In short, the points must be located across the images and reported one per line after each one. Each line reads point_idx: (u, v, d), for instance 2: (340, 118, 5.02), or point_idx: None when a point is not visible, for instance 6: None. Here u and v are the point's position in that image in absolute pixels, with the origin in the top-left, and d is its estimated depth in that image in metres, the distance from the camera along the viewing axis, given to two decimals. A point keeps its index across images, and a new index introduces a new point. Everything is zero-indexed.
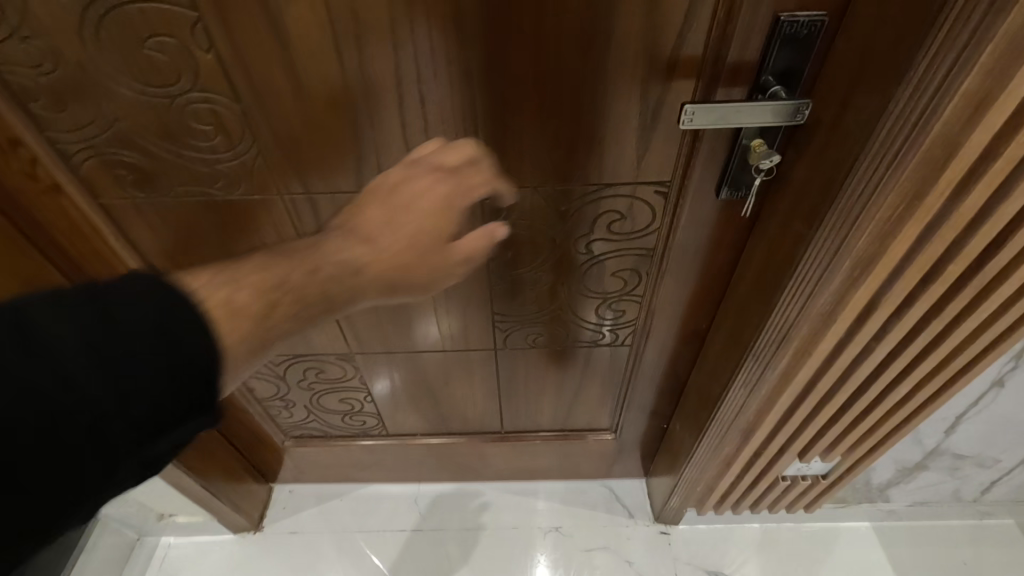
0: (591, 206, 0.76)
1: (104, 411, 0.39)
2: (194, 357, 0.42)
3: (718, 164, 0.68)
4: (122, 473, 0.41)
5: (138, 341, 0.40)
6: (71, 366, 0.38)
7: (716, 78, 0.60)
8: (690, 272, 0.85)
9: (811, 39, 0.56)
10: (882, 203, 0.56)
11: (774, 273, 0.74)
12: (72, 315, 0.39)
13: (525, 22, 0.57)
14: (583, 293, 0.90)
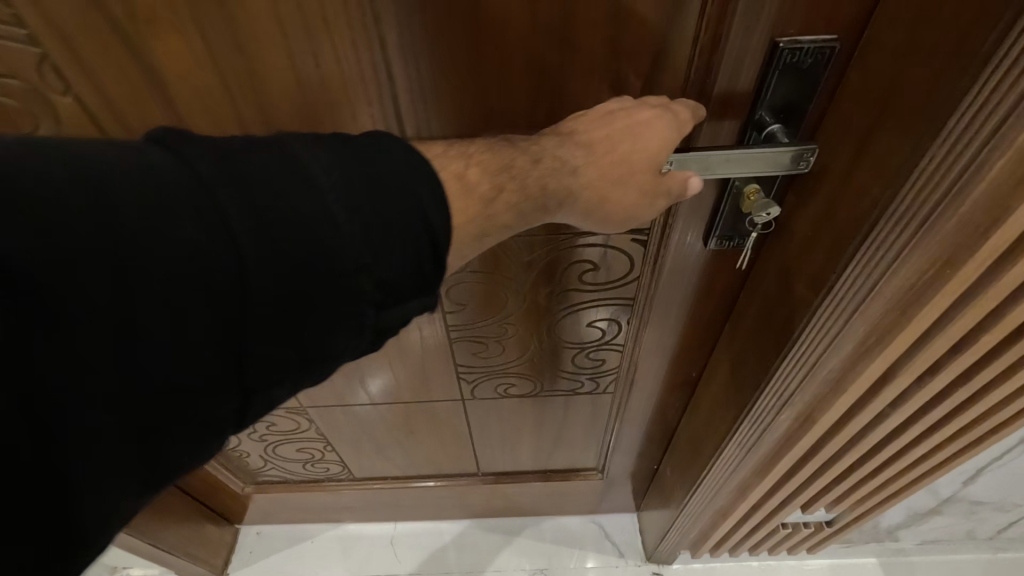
0: (559, 256, 0.65)
1: (313, 262, 0.34)
2: (436, 218, 0.37)
3: (708, 209, 0.57)
4: (300, 356, 0.36)
5: (364, 188, 0.36)
6: (327, 207, 0.35)
7: (701, 116, 0.49)
8: (677, 322, 0.74)
9: (818, 69, 0.45)
10: (898, 277, 0.45)
11: (768, 336, 0.64)
12: (315, 158, 0.36)
13: (460, 52, 0.45)
14: (557, 343, 0.80)
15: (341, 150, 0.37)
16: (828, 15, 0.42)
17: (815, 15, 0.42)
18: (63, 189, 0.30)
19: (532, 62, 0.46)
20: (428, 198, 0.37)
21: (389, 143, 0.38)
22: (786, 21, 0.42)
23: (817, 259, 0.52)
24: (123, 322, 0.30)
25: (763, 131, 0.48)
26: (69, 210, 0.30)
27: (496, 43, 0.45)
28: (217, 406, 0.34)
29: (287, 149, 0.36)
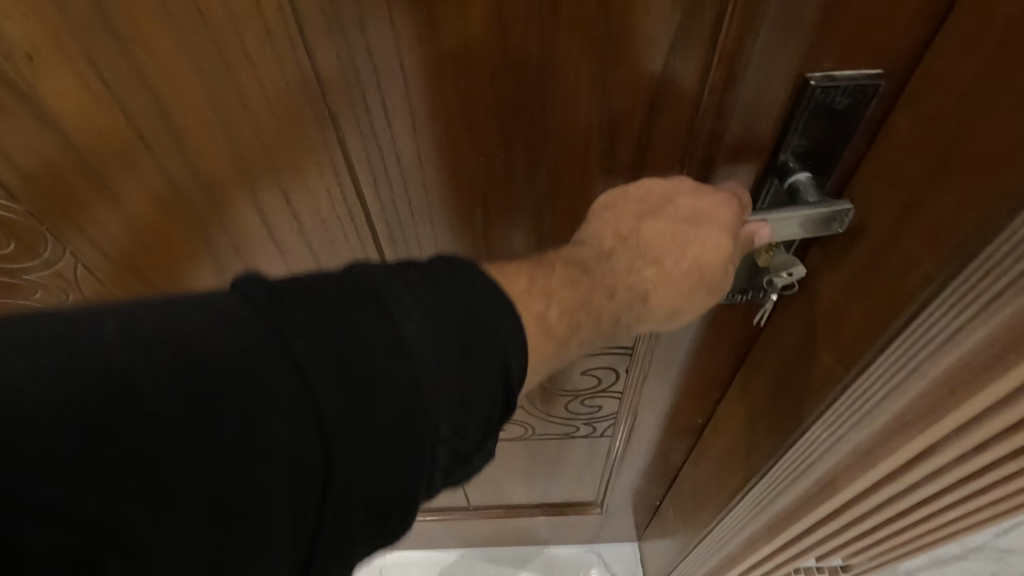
0: None
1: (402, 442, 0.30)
2: (519, 373, 0.35)
3: None
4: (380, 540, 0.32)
5: (454, 347, 0.32)
6: (430, 360, 0.31)
7: (712, 162, 0.41)
8: (681, 372, 0.66)
9: (857, 111, 0.36)
10: (940, 370, 0.37)
11: (777, 409, 0.56)
12: (407, 314, 0.31)
13: (419, 93, 0.37)
14: (549, 391, 0.72)
15: (427, 293, 0.33)
16: (872, 47, 0.34)
17: (855, 47, 0.34)
18: (132, 384, 0.26)
19: (507, 104, 0.38)
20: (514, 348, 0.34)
21: (475, 285, 0.34)
22: (817, 54, 0.34)
23: (840, 337, 0.44)
24: (200, 543, 0.26)
25: (787, 183, 0.40)
26: (141, 413, 0.26)
27: (462, 83, 0.37)
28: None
29: (376, 298, 0.31)
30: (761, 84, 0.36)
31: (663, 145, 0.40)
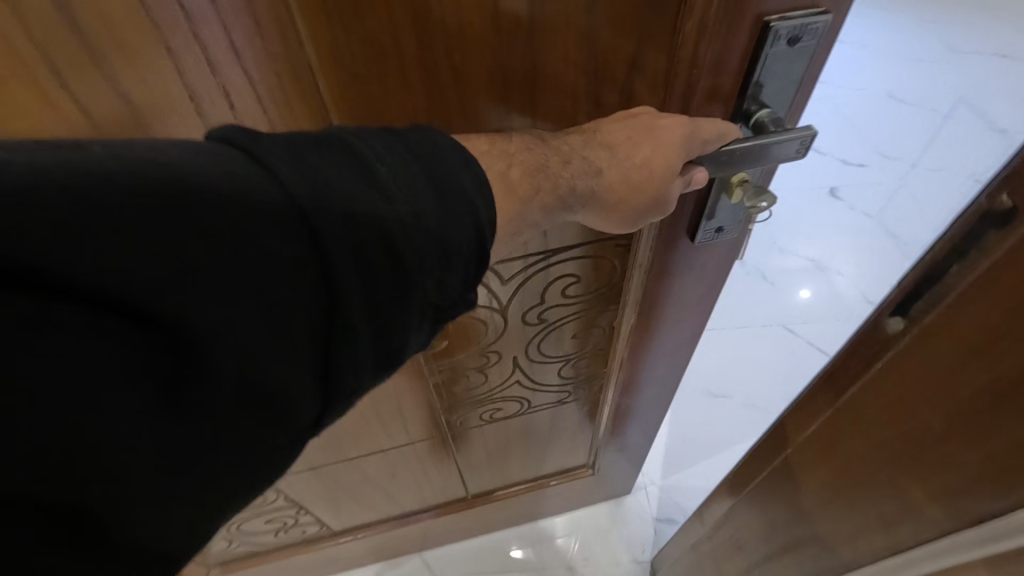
0: (538, 277, 0.58)
1: (388, 276, 0.32)
2: (490, 227, 0.36)
3: (693, 207, 0.53)
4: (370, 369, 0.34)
5: (430, 197, 0.33)
6: (409, 180, 0.33)
7: (687, 111, 0.44)
8: (666, 322, 0.70)
9: (811, 47, 0.40)
10: None
11: (848, 514, 0.49)
12: (397, 149, 0.34)
13: (405, 66, 0.37)
14: (541, 362, 0.73)
15: (405, 150, 0.34)
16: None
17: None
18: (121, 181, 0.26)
19: (493, 70, 0.39)
20: (487, 202, 0.36)
21: (447, 140, 0.36)
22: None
23: (926, 446, 0.40)
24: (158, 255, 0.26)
25: (751, 123, 0.45)
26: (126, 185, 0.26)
27: (450, 50, 0.37)
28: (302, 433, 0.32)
29: (380, 134, 0.34)
30: (726, 29, 0.39)
31: (642, 97, 0.43)
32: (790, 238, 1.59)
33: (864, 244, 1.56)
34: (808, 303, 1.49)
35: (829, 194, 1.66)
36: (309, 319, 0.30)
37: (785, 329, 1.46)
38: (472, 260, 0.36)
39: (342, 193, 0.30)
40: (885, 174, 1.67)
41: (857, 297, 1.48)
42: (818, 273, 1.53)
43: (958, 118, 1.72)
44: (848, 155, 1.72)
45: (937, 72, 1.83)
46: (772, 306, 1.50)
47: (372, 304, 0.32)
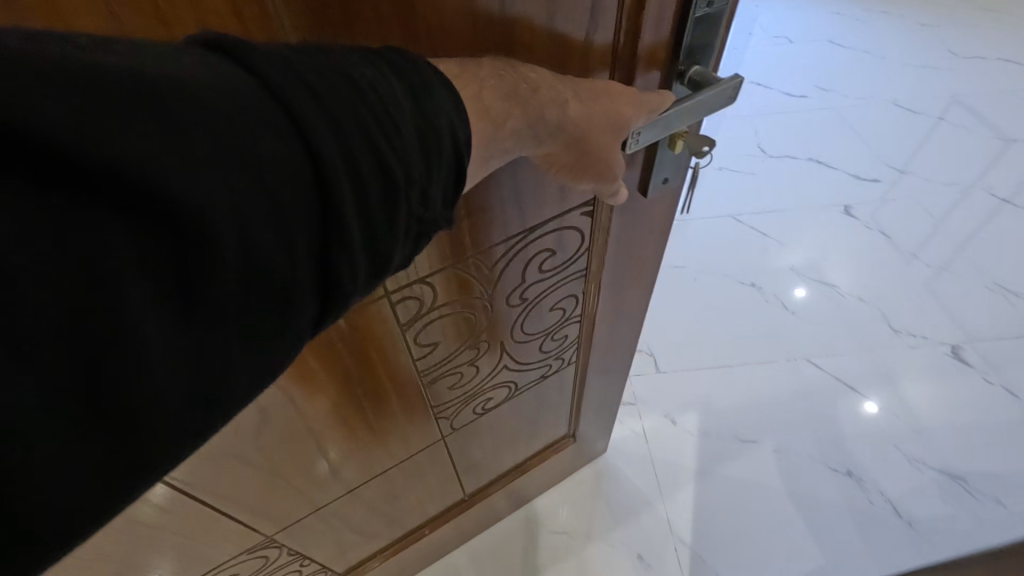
0: (518, 257, 0.60)
1: (381, 192, 0.30)
2: (467, 148, 0.35)
3: (642, 162, 0.58)
4: (366, 286, 0.32)
5: (413, 113, 0.31)
6: (392, 93, 0.30)
7: (633, 80, 0.49)
8: (625, 277, 0.76)
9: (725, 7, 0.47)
10: None
11: None
12: (374, 62, 0.31)
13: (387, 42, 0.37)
14: (522, 341, 0.76)
15: (381, 61, 0.32)
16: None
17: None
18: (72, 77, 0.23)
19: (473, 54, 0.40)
20: (463, 123, 0.34)
21: (423, 61, 0.34)
22: None
23: None
24: (128, 162, 0.23)
25: (688, 78, 0.51)
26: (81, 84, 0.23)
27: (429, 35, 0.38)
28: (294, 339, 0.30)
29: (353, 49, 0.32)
30: None
31: (599, 71, 0.47)
32: (781, 239, 1.70)
33: (870, 255, 1.66)
34: (851, 336, 1.52)
35: (844, 212, 1.75)
36: (302, 240, 0.28)
37: (811, 363, 1.48)
38: (451, 177, 0.34)
39: (321, 83, 0.28)
40: (884, 191, 1.79)
41: (872, 317, 1.55)
42: (830, 294, 1.59)
43: (950, 124, 1.94)
44: (857, 171, 1.84)
45: (932, 78, 2.08)
46: (816, 330, 1.53)
47: (363, 213, 0.29)
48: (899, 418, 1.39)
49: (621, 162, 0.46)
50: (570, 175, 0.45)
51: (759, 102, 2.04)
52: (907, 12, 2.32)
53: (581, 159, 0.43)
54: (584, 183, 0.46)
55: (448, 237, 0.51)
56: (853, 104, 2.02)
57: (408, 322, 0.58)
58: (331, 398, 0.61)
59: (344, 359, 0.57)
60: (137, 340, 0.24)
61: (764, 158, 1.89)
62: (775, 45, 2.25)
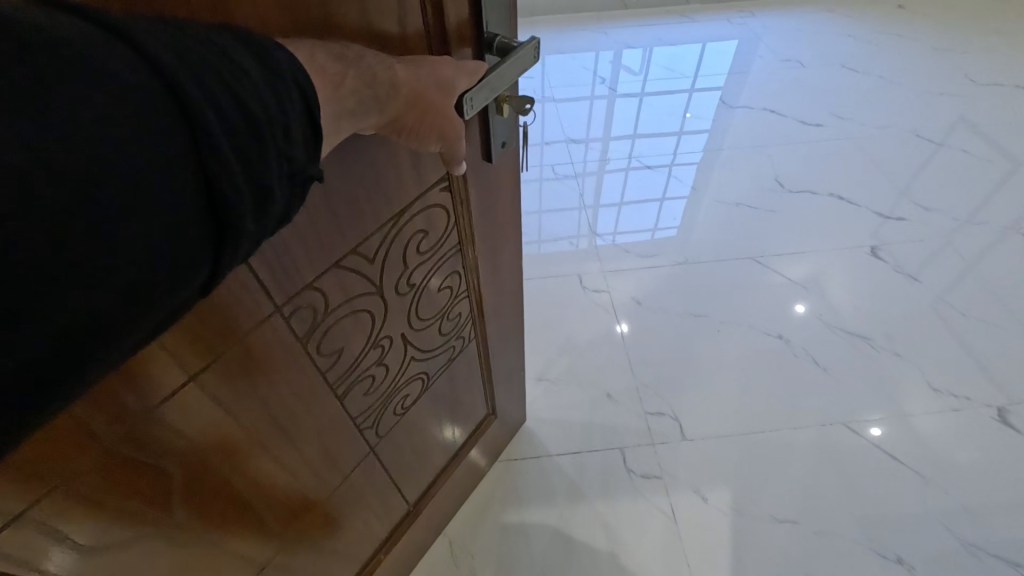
0: (396, 242, 0.63)
1: (248, 129, 0.34)
2: (315, 102, 0.39)
3: (480, 130, 0.64)
4: (253, 220, 0.36)
5: (259, 65, 0.35)
6: (234, 48, 0.34)
7: (451, 54, 0.55)
8: (494, 242, 0.83)
9: None
10: None
11: None
12: (210, 26, 0.35)
13: (199, 17, 0.36)
14: (421, 328, 0.78)
15: (215, 27, 0.35)
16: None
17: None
18: None
19: (304, 32, 0.42)
20: (305, 80, 0.38)
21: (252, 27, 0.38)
22: None
23: None
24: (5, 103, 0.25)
25: (496, 48, 0.58)
26: None
27: (256, 18, 0.39)
28: (189, 267, 0.33)
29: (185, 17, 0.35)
30: None
31: (419, 49, 0.52)
32: (778, 259, 1.74)
33: (873, 279, 1.69)
34: (923, 394, 1.45)
35: (872, 253, 1.75)
36: (185, 175, 0.31)
37: (846, 428, 1.40)
38: (309, 127, 0.39)
39: (169, 38, 0.32)
40: (915, 230, 1.80)
41: (895, 365, 1.51)
42: (823, 326, 1.59)
43: (952, 148, 2.03)
44: (885, 211, 1.85)
45: (946, 102, 2.20)
46: (849, 360, 1.52)
47: (236, 148, 0.33)
48: (909, 444, 1.37)
49: (458, 122, 0.52)
50: (415, 137, 0.50)
51: (759, 123, 2.16)
52: (920, 37, 2.52)
53: (425, 117, 0.48)
54: (432, 144, 0.51)
55: (324, 234, 0.53)
56: (869, 131, 2.11)
57: (307, 333, 0.58)
58: (247, 432, 0.58)
59: (255, 387, 0.56)
60: (51, 256, 0.26)
61: (785, 193, 1.92)
62: (788, 68, 2.40)
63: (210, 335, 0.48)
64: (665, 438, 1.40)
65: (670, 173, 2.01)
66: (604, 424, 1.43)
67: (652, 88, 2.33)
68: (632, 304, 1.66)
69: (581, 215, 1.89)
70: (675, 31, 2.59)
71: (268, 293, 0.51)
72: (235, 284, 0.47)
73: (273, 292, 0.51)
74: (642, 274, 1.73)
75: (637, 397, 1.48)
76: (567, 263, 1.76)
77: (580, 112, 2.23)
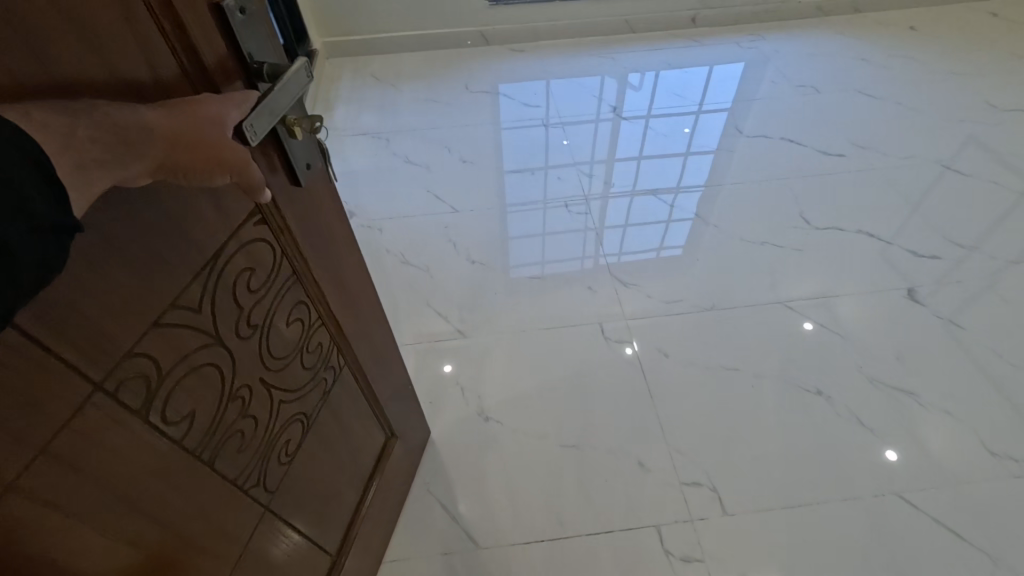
0: (221, 286, 0.61)
1: None
2: (48, 159, 0.36)
3: (279, 159, 0.64)
4: None
5: None
6: None
7: (220, 89, 0.55)
8: (334, 264, 0.83)
9: (251, 11, 0.56)
10: None
11: None
12: None
13: None
14: (280, 369, 0.76)
15: None
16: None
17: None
18: None
19: (43, 95, 0.40)
20: (28, 138, 0.35)
21: None
22: None
23: None
24: None
25: (266, 74, 0.59)
26: None
27: None
28: None
29: None
30: (199, 17, 0.50)
31: (181, 91, 0.51)
32: (793, 284, 1.76)
33: (893, 309, 1.68)
34: (978, 458, 1.38)
35: (909, 296, 1.71)
36: None
37: (899, 499, 1.33)
38: (45, 183, 0.36)
39: None
40: (949, 271, 1.76)
41: (959, 436, 1.42)
42: (831, 336, 1.63)
43: (959, 172, 2.04)
44: (905, 244, 1.84)
45: (954, 127, 2.21)
46: (894, 416, 1.46)
47: None
48: (927, 482, 1.35)
49: (246, 152, 0.52)
50: (201, 172, 0.48)
51: (766, 151, 2.19)
52: (934, 58, 2.53)
53: (200, 152, 0.47)
54: (220, 178, 0.50)
55: (128, 296, 0.49)
56: (891, 160, 2.10)
57: (145, 405, 0.54)
58: (88, 542, 0.51)
59: (90, 486, 0.50)
60: None
61: (807, 229, 1.91)
62: (802, 93, 2.44)
63: (14, 436, 0.43)
64: (705, 510, 1.33)
65: (674, 200, 2.05)
66: (644, 499, 1.36)
67: (659, 109, 2.42)
68: (658, 356, 1.61)
69: (581, 236, 1.95)
70: (682, 55, 2.68)
71: (83, 371, 0.47)
72: (23, 376, 0.42)
73: (88, 369, 0.47)
74: (667, 321, 1.69)
75: (670, 466, 1.41)
76: (573, 308, 1.74)
77: (584, 135, 2.33)
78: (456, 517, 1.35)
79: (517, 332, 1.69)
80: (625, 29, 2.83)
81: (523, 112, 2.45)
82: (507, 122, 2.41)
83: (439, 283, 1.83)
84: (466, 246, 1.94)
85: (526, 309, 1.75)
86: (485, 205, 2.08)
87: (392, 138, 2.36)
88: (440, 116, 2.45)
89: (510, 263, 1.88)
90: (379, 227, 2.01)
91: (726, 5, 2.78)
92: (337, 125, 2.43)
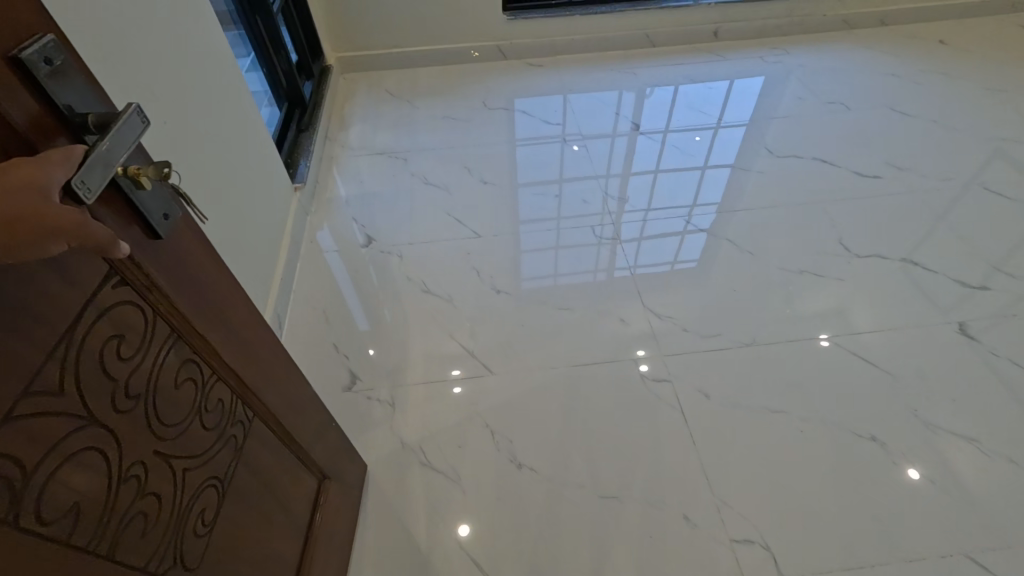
0: (86, 361, 0.56)
1: None
2: None
3: (129, 215, 0.59)
4: None
5: None
6: None
7: (38, 150, 0.49)
8: (221, 313, 0.78)
9: (63, 61, 0.51)
10: None
11: None
12: None
13: None
14: (176, 435, 0.71)
15: None
16: (24, 18, 0.49)
17: (17, 23, 0.48)
18: None
19: None
20: None
21: None
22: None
23: None
24: None
25: (93, 124, 0.53)
26: None
27: None
28: None
29: None
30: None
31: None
32: (846, 310, 1.76)
33: (940, 341, 1.66)
34: None
35: (962, 331, 1.68)
36: None
37: (972, 562, 1.28)
38: None
39: None
40: (1000, 302, 1.73)
41: None
42: (853, 360, 1.64)
43: (996, 193, 2.06)
44: (926, 263, 1.86)
45: (975, 141, 2.28)
46: (947, 462, 1.43)
47: None
48: (986, 531, 1.32)
49: (82, 215, 0.48)
50: (29, 246, 0.44)
51: (799, 169, 2.25)
52: (971, 77, 2.59)
53: (13, 224, 0.43)
54: (55, 245, 0.46)
55: None
56: (930, 183, 2.14)
57: (10, 512, 0.48)
58: None
59: None
60: None
61: (848, 257, 1.91)
62: (833, 110, 2.52)
63: None
64: (758, 572, 1.29)
65: (692, 213, 2.12)
66: (681, 553, 1.33)
67: (675, 125, 2.51)
68: (699, 397, 1.59)
69: (601, 251, 2.00)
70: (707, 70, 2.79)
71: None
72: None
73: None
74: (706, 356, 1.68)
75: (718, 520, 1.37)
76: (594, 340, 1.73)
77: (602, 148, 2.43)
78: (411, 545, 1.36)
79: (515, 367, 1.68)
80: (644, 42, 2.94)
81: (542, 128, 2.54)
82: (527, 138, 2.50)
83: (452, 304, 1.86)
84: (485, 271, 1.96)
85: (527, 324, 1.80)
86: (498, 222, 2.14)
87: (411, 156, 2.44)
88: (460, 133, 2.54)
89: (523, 275, 1.94)
90: (399, 253, 2.04)
91: (750, 19, 2.90)
92: (352, 141, 2.55)
